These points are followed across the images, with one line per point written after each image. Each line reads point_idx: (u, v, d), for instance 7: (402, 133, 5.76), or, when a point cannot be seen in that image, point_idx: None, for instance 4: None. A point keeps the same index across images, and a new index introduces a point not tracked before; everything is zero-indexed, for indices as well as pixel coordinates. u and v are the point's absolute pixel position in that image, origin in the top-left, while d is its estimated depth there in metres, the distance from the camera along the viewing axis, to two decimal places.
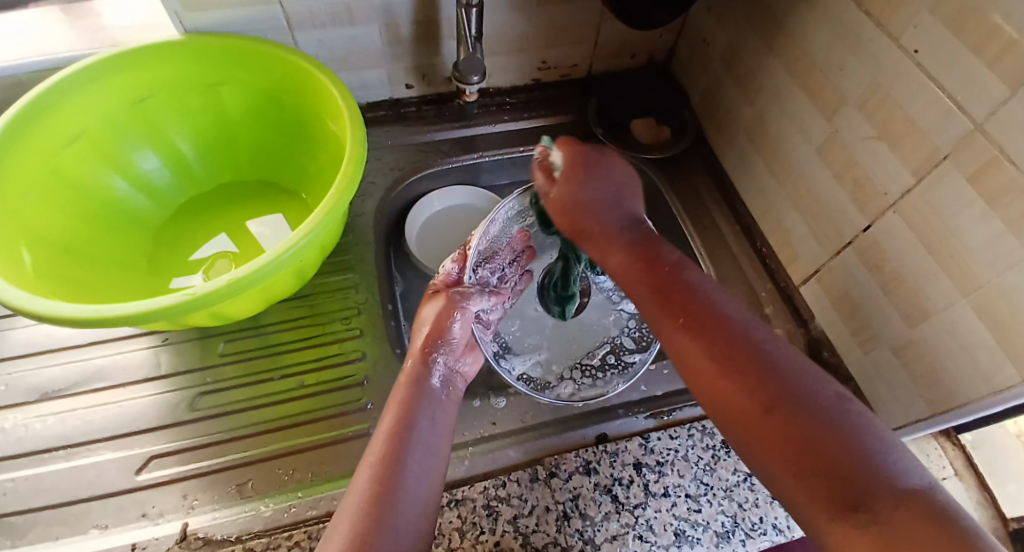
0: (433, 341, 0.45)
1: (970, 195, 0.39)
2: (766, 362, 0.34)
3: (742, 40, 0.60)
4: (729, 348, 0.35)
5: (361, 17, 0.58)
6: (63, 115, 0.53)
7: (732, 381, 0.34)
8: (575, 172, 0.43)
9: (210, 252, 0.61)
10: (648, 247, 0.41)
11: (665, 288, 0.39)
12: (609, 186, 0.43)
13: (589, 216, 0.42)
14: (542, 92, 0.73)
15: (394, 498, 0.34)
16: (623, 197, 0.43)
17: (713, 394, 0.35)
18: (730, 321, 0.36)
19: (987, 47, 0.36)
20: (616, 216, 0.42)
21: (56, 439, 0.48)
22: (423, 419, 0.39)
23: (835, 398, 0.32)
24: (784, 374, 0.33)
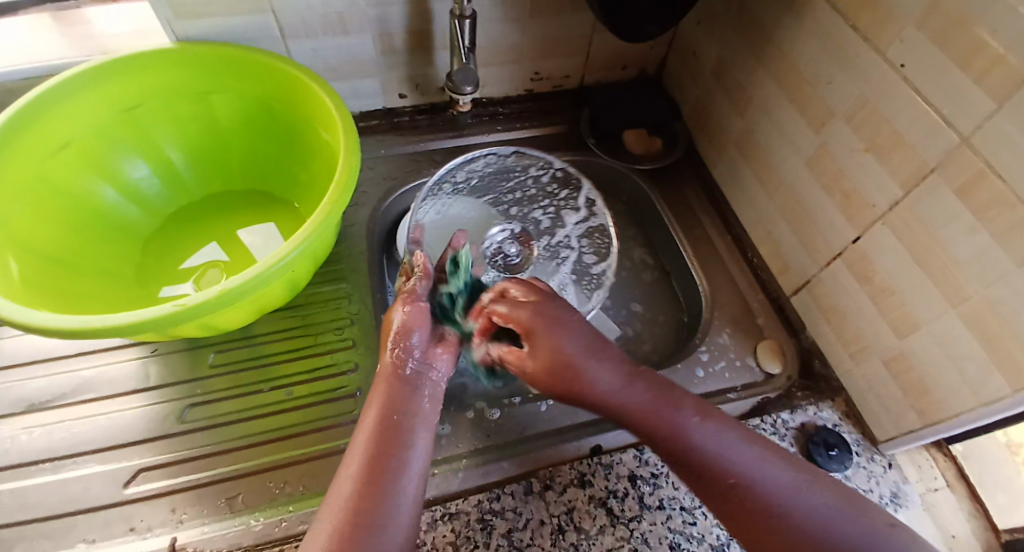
0: (399, 342, 0.42)
1: (957, 207, 0.40)
2: (809, 528, 0.35)
3: (732, 53, 0.61)
4: (763, 526, 0.36)
5: (355, 27, 0.58)
6: (50, 124, 0.52)
7: (785, 545, 0.35)
8: (539, 327, 0.42)
9: (201, 261, 0.61)
10: (665, 390, 0.42)
11: (692, 454, 0.39)
12: (581, 340, 0.42)
13: (571, 373, 0.41)
14: (535, 102, 0.74)
15: (378, 498, 0.35)
16: (599, 350, 0.43)
17: (755, 542, 0.36)
18: (759, 491, 0.37)
19: (972, 63, 0.36)
20: (612, 385, 0.42)
21: (41, 452, 0.47)
22: (399, 425, 0.38)
23: (888, 527, 0.35)
24: (832, 538, 0.35)
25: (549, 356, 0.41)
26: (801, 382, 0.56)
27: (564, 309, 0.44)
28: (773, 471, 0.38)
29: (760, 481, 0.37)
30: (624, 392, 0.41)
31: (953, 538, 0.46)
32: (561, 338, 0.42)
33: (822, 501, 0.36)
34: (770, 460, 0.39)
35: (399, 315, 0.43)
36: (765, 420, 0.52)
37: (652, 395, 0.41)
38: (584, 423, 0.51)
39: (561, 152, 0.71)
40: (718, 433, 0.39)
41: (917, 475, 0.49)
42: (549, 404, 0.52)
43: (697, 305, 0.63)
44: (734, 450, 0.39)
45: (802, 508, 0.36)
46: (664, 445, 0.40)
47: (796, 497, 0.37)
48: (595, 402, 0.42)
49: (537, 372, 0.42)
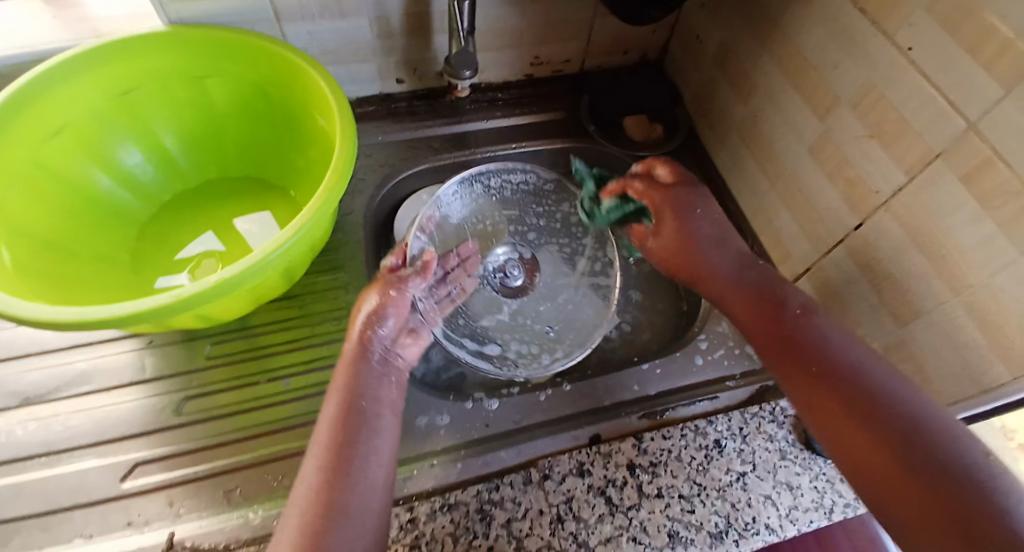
0: (370, 323, 0.42)
1: (962, 196, 0.39)
2: (902, 425, 0.36)
3: (735, 37, 0.59)
4: (865, 419, 0.37)
5: (349, 11, 0.56)
6: (42, 111, 0.51)
7: (864, 439, 0.37)
8: (659, 214, 0.49)
9: (196, 251, 0.60)
10: (767, 291, 0.45)
11: (796, 338, 0.42)
12: (706, 231, 0.48)
13: (688, 269, 0.48)
14: (534, 87, 0.72)
15: (348, 487, 0.35)
16: (722, 240, 0.48)
17: (851, 444, 0.37)
18: (867, 390, 0.38)
19: (981, 47, 0.36)
20: (732, 270, 0.47)
21: (39, 445, 0.47)
22: (364, 409, 0.39)
23: (984, 458, 0.35)
24: (915, 436, 0.36)
25: (669, 233, 0.48)
26: None
27: (692, 215, 0.48)
28: (886, 375, 0.39)
29: (883, 387, 0.39)
30: (735, 279, 0.47)
31: None
32: (695, 225, 0.48)
33: (923, 403, 0.38)
34: (878, 363, 0.40)
35: (372, 301, 0.43)
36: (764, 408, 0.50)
37: (756, 284, 0.46)
38: (584, 413, 0.51)
39: (559, 138, 0.70)
40: (837, 332, 0.42)
41: None
42: (548, 393, 0.52)
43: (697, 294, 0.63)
44: (852, 353, 0.41)
45: (911, 409, 0.37)
46: (766, 334, 0.44)
47: (910, 403, 0.38)
48: (696, 274, 0.48)
49: (654, 245, 0.51)
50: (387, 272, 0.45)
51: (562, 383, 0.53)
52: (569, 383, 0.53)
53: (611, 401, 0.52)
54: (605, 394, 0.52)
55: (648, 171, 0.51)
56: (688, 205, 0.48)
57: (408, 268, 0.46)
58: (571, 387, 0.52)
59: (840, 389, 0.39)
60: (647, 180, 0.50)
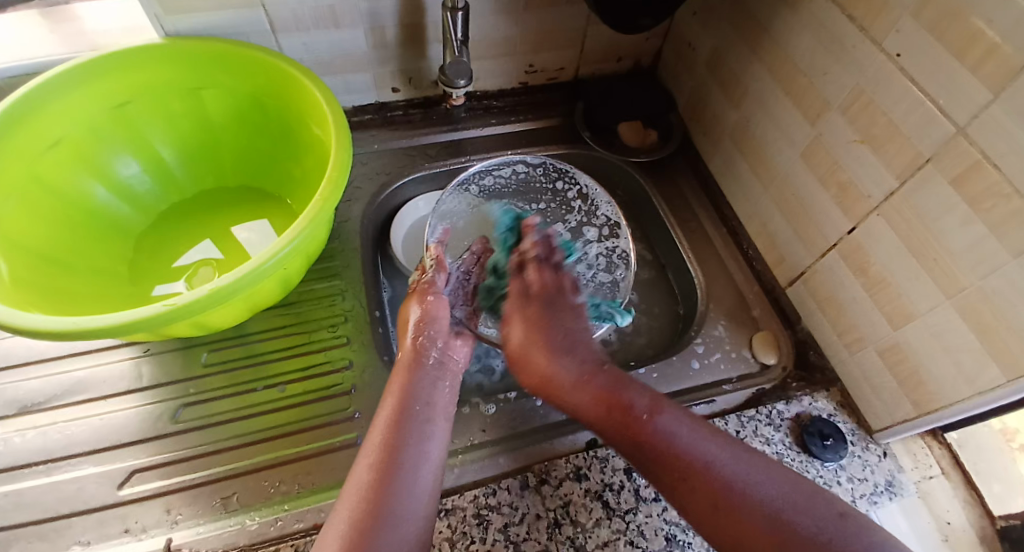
0: (420, 331, 0.44)
1: (952, 198, 0.39)
2: (759, 513, 0.36)
3: (727, 44, 0.60)
4: (719, 509, 0.36)
5: (345, 21, 0.57)
6: (39, 123, 0.52)
7: (749, 525, 0.35)
8: (524, 306, 0.48)
9: (194, 259, 0.60)
10: (617, 389, 0.43)
11: (646, 443, 0.40)
12: (556, 334, 0.46)
13: (540, 378, 0.45)
14: (529, 95, 0.73)
15: (396, 489, 0.35)
16: (574, 348, 0.46)
17: (720, 536, 0.36)
18: (723, 478, 0.37)
19: (968, 52, 0.36)
20: (574, 376, 0.44)
21: (35, 453, 0.46)
22: (418, 415, 0.39)
23: (837, 517, 0.35)
24: (779, 520, 0.35)
25: (520, 339, 0.47)
26: (796, 373, 0.56)
27: (563, 312, 0.48)
28: (726, 458, 0.39)
29: (728, 470, 0.38)
30: (577, 390, 0.44)
31: (948, 525, 0.46)
32: (557, 359, 0.45)
33: (770, 484, 0.37)
34: (722, 446, 0.40)
35: (418, 308, 0.45)
36: (761, 412, 0.51)
37: (610, 390, 0.43)
38: None
39: (555, 145, 0.71)
40: (679, 422, 0.41)
41: (912, 463, 0.49)
42: (544, 398, 0.51)
43: (692, 298, 0.63)
44: (700, 444, 0.39)
45: (750, 491, 0.37)
46: (615, 429, 0.42)
47: (751, 480, 0.37)
48: (552, 386, 0.44)
49: (513, 341, 0.47)
50: (416, 280, 0.48)
51: None
52: None
53: None
54: None
55: (524, 256, 0.51)
56: (558, 303, 0.48)
57: (425, 271, 0.48)
58: None
59: (688, 476, 0.38)
60: (538, 267, 0.50)
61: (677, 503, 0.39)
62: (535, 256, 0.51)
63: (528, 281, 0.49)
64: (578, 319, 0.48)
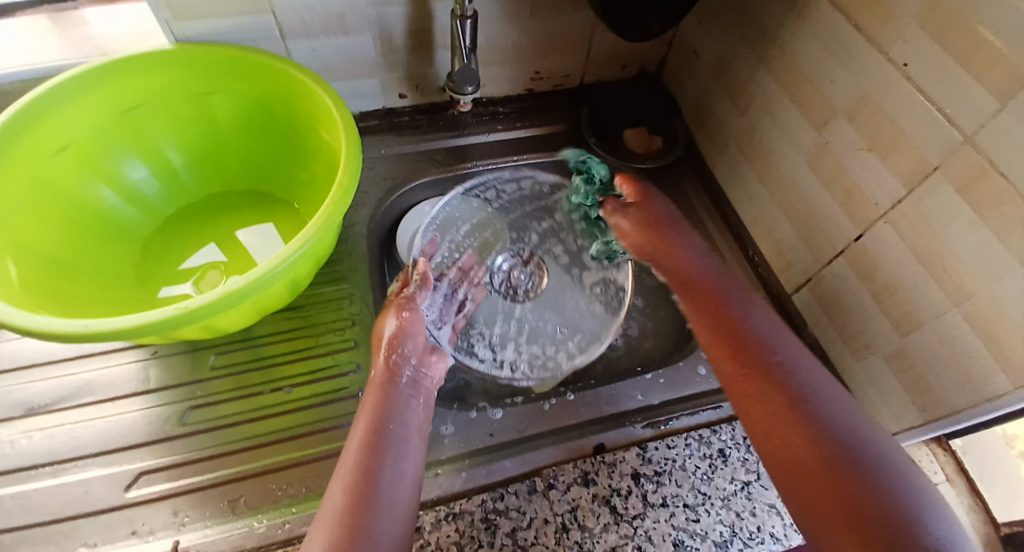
0: (393, 347, 0.44)
1: (960, 205, 0.40)
2: (822, 425, 0.37)
3: (733, 51, 0.61)
4: (780, 408, 0.38)
5: (354, 27, 0.58)
6: (50, 127, 0.52)
7: (791, 431, 0.37)
8: (642, 217, 0.53)
9: (201, 262, 0.61)
10: (744, 299, 0.46)
11: (736, 329, 0.44)
12: (683, 248, 0.51)
13: (673, 273, 0.50)
14: (535, 101, 0.73)
15: (371, 505, 0.35)
16: (700, 251, 0.51)
17: (771, 449, 0.38)
18: (796, 385, 0.39)
19: (975, 60, 0.37)
20: (702, 260, 0.50)
21: (42, 455, 0.46)
22: (393, 433, 0.39)
23: (883, 454, 0.36)
24: (846, 442, 0.36)
25: (642, 207, 0.53)
26: None
27: (681, 235, 0.52)
28: (818, 378, 0.40)
29: (818, 387, 0.39)
30: (715, 277, 0.49)
31: None
32: (684, 251, 0.50)
33: (848, 416, 0.37)
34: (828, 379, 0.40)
35: (393, 324, 0.46)
36: None
37: (693, 296, 0.48)
38: (586, 422, 0.51)
39: (560, 151, 0.71)
40: (776, 330, 0.43)
41: None
42: (552, 403, 0.52)
43: None
44: (782, 346, 0.42)
45: (825, 410, 0.38)
46: (721, 345, 0.43)
47: (828, 403, 0.38)
48: (675, 258, 0.50)
49: (617, 203, 0.55)
50: (396, 296, 0.49)
51: (566, 393, 0.52)
52: (573, 392, 0.52)
53: (613, 409, 0.52)
54: (605, 402, 0.52)
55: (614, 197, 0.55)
56: (676, 227, 0.52)
57: (408, 287, 0.50)
58: (574, 396, 0.52)
59: (765, 368, 0.40)
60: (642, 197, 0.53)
61: (732, 392, 0.41)
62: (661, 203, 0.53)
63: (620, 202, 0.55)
64: (692, 239, 0.52)
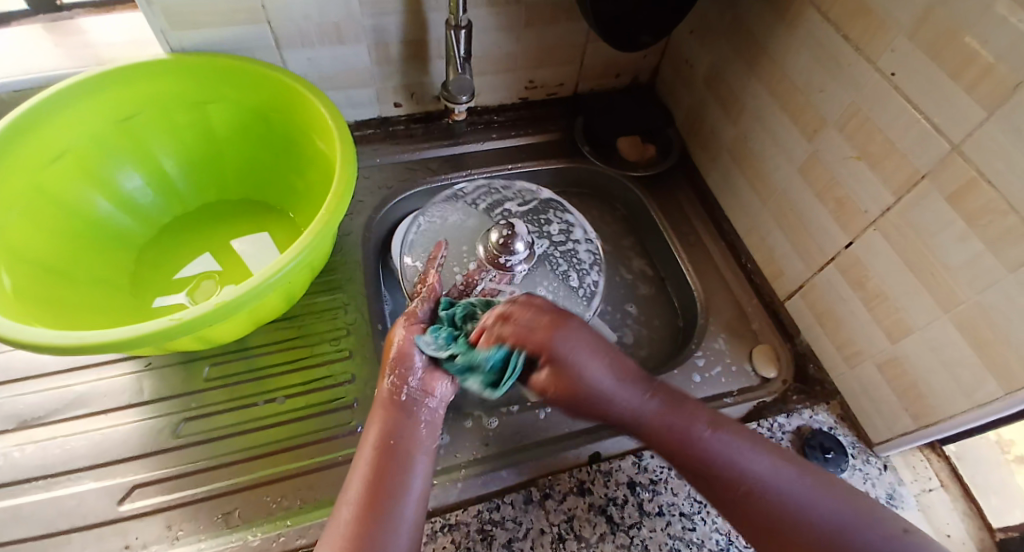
0: (396, 367, 0.43)
1: (949, 213, 0.40)
2: (809, 530, 0.36)
3: (725, 61, 0.61)
4: (767, 517, 0.37)
5: (350, 38, 0.58)
6: (43, 138, 0.52)
7: (786, 547, 0.36)
8: (552, 367, 0.42)
9: (195, 272, 0.60)
10: (677, 405, 0.43)
11: (704, 456, 0.40)
12: (586, 352, 0.42)
13: (599, 399, 0.43)
14: (529, 110, 0.74)
15: (379, 525, 0.36)
16: (620, 381, 0.43)
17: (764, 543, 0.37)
18: (775, 494, 0.38)
19: (963, 71, 0.37)
20: (611, 380, 0.43)
21: (34, 469, 0.46)
22: (399, 452, 0.39)
23: (901, 534, 0.36)
24: (836, 543, 0.35)
25: (557, 379, 0.42)
26: (796, 386, 0.56)
27: (578, 344, 0.42)
28: (796, 479, 0.39)
29: (799, 496, 0.38)
30: (643, 407, 0.43)
31: (948, 537, 0.46)
32: (594, 369, 0.42)
33: (835, 506, 0.37)
34: (811, 482, 0.39)
35: (396, 342, 0.44)
36: (762, 425, 0.52)
37: (667, 408, 0.42)
38: (581, 430, 0.50)
39: (556, 158, 0.72)
40: (733, 442, 0.41)
41: (912, 476, 0.50)
42: (547, 411, 0.51)
43: (693, 310, 0.63)
44: (752, 459, 0.40)
45: (816, 508, 0.37)
46: (676, 456, 0.41)
47: (811, 502, 0.38)
48: (602, 403, 0.43)
49: (547, 385, 0.43)
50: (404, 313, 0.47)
51: None
52: None
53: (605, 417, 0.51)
54: None
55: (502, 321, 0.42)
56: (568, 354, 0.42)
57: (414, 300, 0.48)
58: None
59: (734, 497, 0.39)
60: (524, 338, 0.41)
61: (732, 517, 0.39)
62: (505, 310, 0.43)
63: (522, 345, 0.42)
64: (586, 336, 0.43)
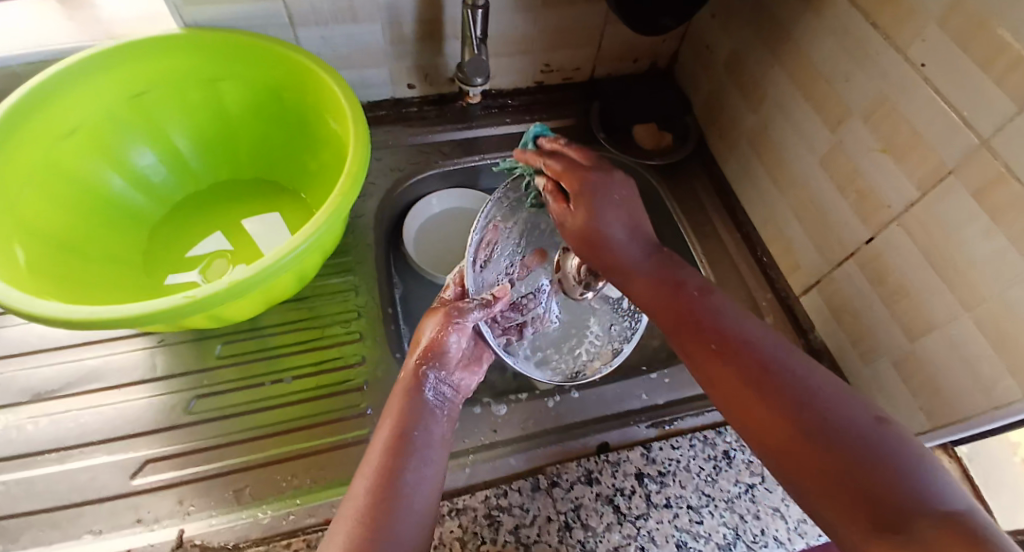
0: (426, 356, 0.43)
1: (975, 209, 0.39)
2: (790, 388, 0.34)
3: (747, 47, 0.60)
4: (750, 379, 0.35)
5: (364, 16, 0.57)
6: (57, 110, 0.52)
7: (767, 405, 0.34)
8: (589, 172, 0.42)
9: (207, 251, 0.60)
10: (669, 264, 0.43)
11: (694, 312, 0.40)
12: (619, 211, 0.43)
13: (604, 245, 0.43)
14: (544, 94, 0.73)
15: (393, 509, 0.35)
16: (636, 227, 0.44)
17: (739, 406, 0.36)
18: (757, 348, 0.37)
19: (995, 63, 0.36)
20: (625, 239, 0.43)
21: (48, 441, 0.47)
22: (417, 440, 0.39)
23: (875, 421, 0.32)
24: (810, 405, 0.33)
25: (586, 218, 0.42)
26: None
27: (608, 178, 0.42)
28: (773, 345, 0.37)
29: (784, 367, 0.35)
30: (637, 267, 0.43)
31: None
32: (606, 221, 0.42)
33: (818, 379, 0.35)
34: (793, 354, 0.37)
35: (429, 333, 0.44)
36: None
37: (658, 267, 0.43)
38: (592, 420, 0.51)
39: (569, 145, 0.70)
40: (735, 316, 0.39)
41: None
42: (556, 400, 0.52)
43: None
44: (744, 323, 0.39)
45: (794, 377, 0.35)
46: (666, 307, 0.41)
47: (802, 375, 0.35)
48: (620, 268, 0.43)
49: (569, 217, 0.43)
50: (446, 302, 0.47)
51: (570, 391, 0.52)
52: (578, 390, 0.52)
53: (620, 407, 0.52)
54: (613, 400, 0.52)
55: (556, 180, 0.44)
56: (612, 176, 0.43)
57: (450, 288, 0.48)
58: (579, 394, 0.52)
59: (712, 352, 0.37)
60: (569, 169, 0.42)
61: (704, 374, 0.38)
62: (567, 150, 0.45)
63: (569, 155, 0.44)
64: (620, 181, 0.43)
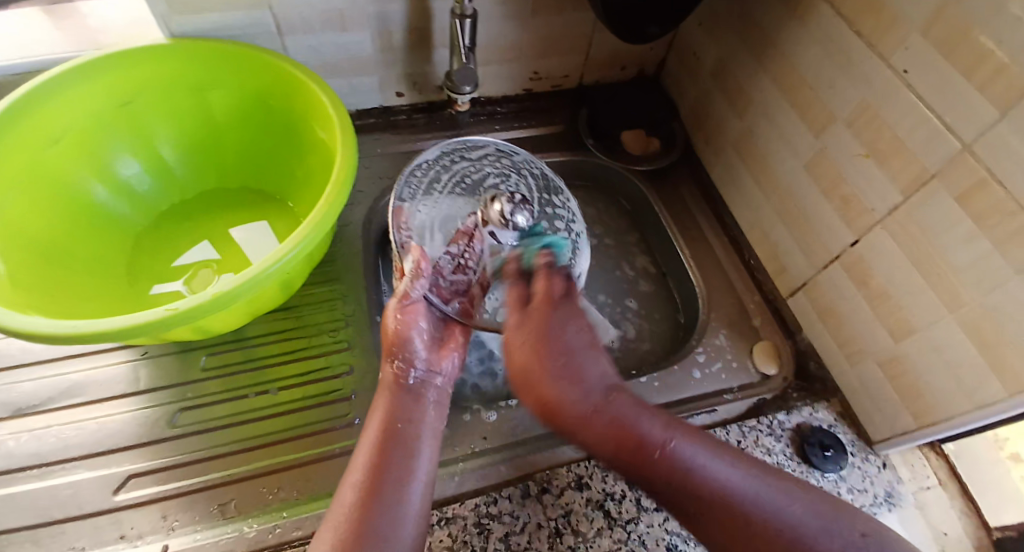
0: (395, 350, 0.44)
1: (958, 214, 0.39)
2: (774, 524, 0.35)
3: (732, 54, 0.60)
4: (736, 537, 0.36)
5: (351, 25, 0.57)
6: (40, 120, 0.51)
7: (750, 544, 0.35)
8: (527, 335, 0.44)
9: (193, 260, 0.60)
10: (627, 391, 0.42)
11: (654, 470, 0.38)
12: (566, 342, 0.44)
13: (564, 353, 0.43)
14: (532, 102, 0.73)
15: (382, 513, 0.35)
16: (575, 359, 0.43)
17: (727, 541, 0.36)
18: (729, 495, 0.37)
19: (977, 70, 0.36)
20: (598, 379, 0.43)
21: (28, 457, 0.46)
22: (403, 434, 0.39)
23: (860, 537, 0.35)
24: (798, 538, 0.35)
25: (528, 359, 0.43)
26: (797, 383, 0.55)
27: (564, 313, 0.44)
28: (734, 472, 0.38)
29: (763, 502, 0.36)
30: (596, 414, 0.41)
31: (945, 536, 0.46)
32: (562, 342, 0.43)
33: (796, 506, 0.36)
34: (760, 475, 0.38)
35: (394, 324, 0.44)
36: (762, 421, 0.51)
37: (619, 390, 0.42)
38: None
39: (558, 152, 0.71)
40: (691, 446, 0.39)
41: (909, 475, 0.49)
42: None
43: (694, 306, 0.63)
44: (713, 468, 0.38)
45: (768, 508, 0.36)
46: (623, 455, 0.39)
47: (774, 506, 0.36)
48: (572, 375, 0.43)
49: (518, 353, 0.44)
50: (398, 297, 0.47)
51: None
52: None
53: None
54: None
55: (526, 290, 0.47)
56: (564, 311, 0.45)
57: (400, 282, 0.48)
58: None
59: (679, 485, 0.37)
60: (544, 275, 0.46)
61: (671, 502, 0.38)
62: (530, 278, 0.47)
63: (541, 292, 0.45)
64: (581, 322, 0.45)
